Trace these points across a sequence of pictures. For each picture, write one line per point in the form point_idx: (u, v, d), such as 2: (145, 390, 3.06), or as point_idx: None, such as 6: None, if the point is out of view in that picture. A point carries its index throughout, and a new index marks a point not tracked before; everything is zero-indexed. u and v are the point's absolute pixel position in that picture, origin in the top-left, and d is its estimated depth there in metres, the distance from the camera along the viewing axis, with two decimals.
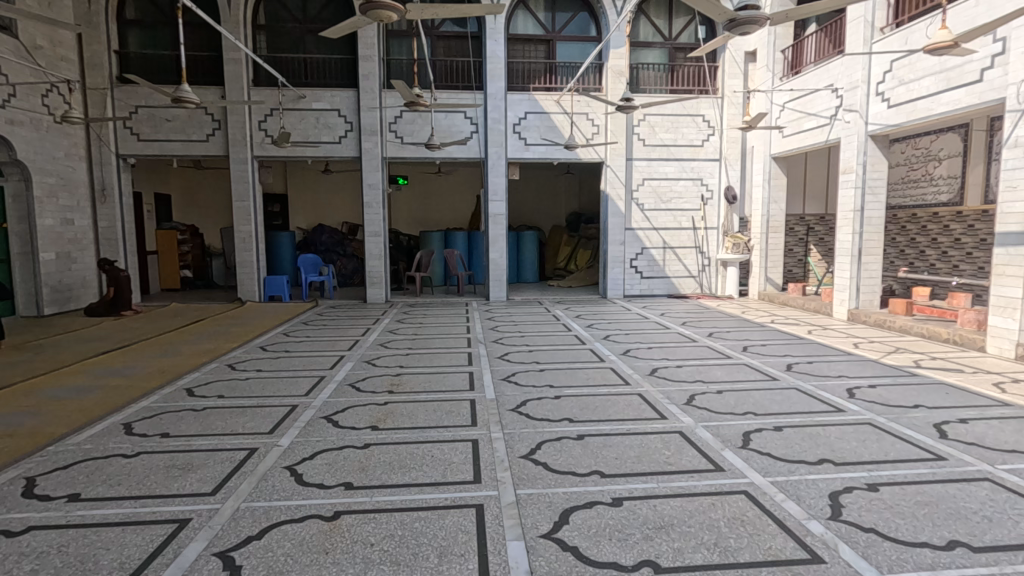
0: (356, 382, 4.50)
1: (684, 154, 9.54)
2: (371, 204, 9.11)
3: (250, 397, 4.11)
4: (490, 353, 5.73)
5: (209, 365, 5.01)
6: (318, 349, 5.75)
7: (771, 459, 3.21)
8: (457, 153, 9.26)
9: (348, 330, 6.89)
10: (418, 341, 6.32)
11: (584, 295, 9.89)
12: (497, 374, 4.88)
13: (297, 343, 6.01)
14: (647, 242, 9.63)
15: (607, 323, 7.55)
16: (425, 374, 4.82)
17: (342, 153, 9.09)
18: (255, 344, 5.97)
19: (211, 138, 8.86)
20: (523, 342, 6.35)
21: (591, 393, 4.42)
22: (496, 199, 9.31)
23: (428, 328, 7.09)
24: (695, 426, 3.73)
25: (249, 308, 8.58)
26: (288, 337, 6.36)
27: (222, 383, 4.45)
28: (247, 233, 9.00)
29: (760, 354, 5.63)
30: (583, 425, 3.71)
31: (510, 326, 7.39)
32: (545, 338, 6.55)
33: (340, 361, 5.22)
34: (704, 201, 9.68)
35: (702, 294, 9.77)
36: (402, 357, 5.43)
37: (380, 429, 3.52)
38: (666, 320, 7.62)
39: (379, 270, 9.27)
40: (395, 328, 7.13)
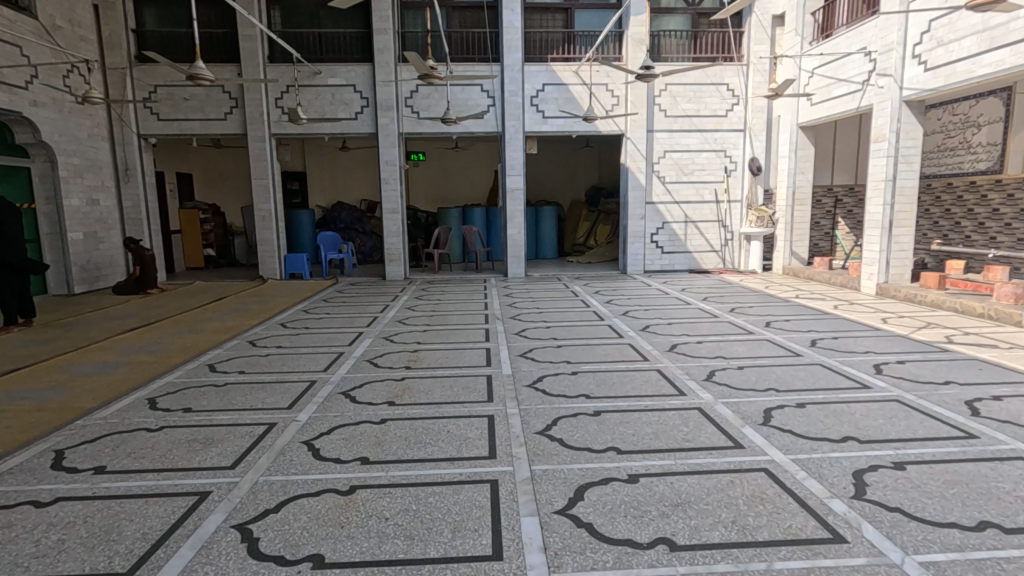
0: (374, 358, 4.49)
1: (708, 125, 9.25)
2: (389, 181, 9.07)
3: (270, 372, 4.12)
4: (507, 330, 5.67)
5: (230, 342, 5.07)
6: (338, 326, 5.77)
7: (795, 437, 2.78)
8: (474, 128, 9.12)
9: (367, 307, 6.92)
10: (436, 318, 6.28)
11: (603, 271, 9.76)
12: (514, 351, 4.80)
13: (317, 320, 6.03)
14: (668, 217, 9.43)
15: (627, 298, 7.44)
16: (443, 351, 4.78)
17: (359, 130, 9.04)
18: (274, 321, 6.02)
19: (229, 116, 8.87)
20: (540, 318, 6.30)
21: (606, 369, 4.11)
22: (514, 174, 9.17)
23: (446, 305, 7.06)
24: (715, 403, 3.29)
25: (270, 286, 8.67)
26: (308, 315, 6.34)
27: (243, 359, 4.48)
28: (267, 211, 9.05)
29: (785, 329, 5.35)
30: (601, 401, 3.38)
31: (528, 302, 7.33)
32: (563, 314, 6.49)
33: (359, 338, 5.21)
34: (728, 173, 9.39)
35: (724, 269, 9.57)
36: (420, 334, 5.40)
37: (397, 404, 3.41)
38: (686, 296, 7.49)
39: (397, 247, 9.27)
40: (413, 305, 7.07)
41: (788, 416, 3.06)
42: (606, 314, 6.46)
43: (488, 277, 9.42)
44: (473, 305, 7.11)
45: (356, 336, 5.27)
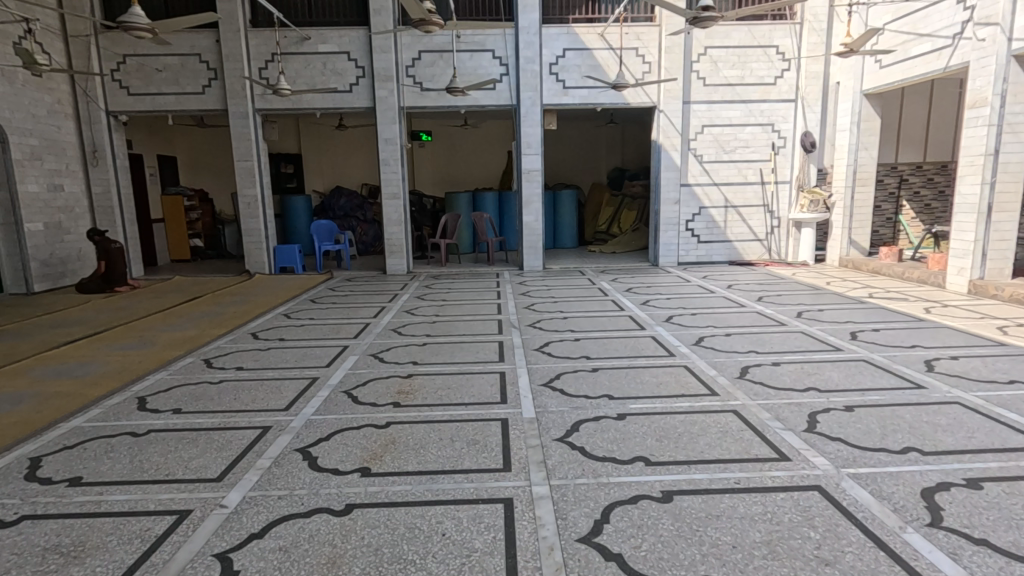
0: (354, 390, 3.87)
1: (753, 95, 8.04)
2: (388, 162, 8.02)
3: (213, 415, 3.38)
4: (527, 355, 4.77)
5: (181, 363, 4.15)
6: (320, 334, 5.04)
7: (999, 556, 2.21)
8: (485, 101, 8.00)
9: (360, 310, 5.97)
10: (442, 325, 5.61)
11: (632, 263, 8.70)
12: (539, 405, 3.75)
13: (300, 326, 5.26)
14: (705, 200, 8.27)
15: (665, 303, 6.40)
16: (442, 377, 4.21)
17: (354, 104, 7.96)
18: (245, 329, 5.09)
19: (207, 89, 7.84)
20: (566, 336, 5.29)
21: (663, 411, 3.68)
22: (531, 153, 8.08)
23: (456, 304, 6.40)
24: (838, 476, 2.85)
25: (259, 281, 7.80)
26: (289, 317, 5.57)
27: (190, 389, 3.73)
28: (252, 197, 8.05)
29: (875, 345, 4.78)
30: (666, 472, 2.91)
31: (549, 306, 6.34)
32: (592, 331, 5.47)
33: (341, 356, 4.52)
34: (775, 150, 8.19)
35: (770, 261, 8.38)
36: (416, 351, 4.77)
37: (371, 475, 2.81)
38: (735, 298, 6.44)
39: (399, 236, 8.23)
40: (417, 304, 6.38)
41: (963, 508, 2.54)
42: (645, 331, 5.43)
43: (502, 270, 8.37)
44: (485, 305, 6.40)
45: (337, 353, 4.58)
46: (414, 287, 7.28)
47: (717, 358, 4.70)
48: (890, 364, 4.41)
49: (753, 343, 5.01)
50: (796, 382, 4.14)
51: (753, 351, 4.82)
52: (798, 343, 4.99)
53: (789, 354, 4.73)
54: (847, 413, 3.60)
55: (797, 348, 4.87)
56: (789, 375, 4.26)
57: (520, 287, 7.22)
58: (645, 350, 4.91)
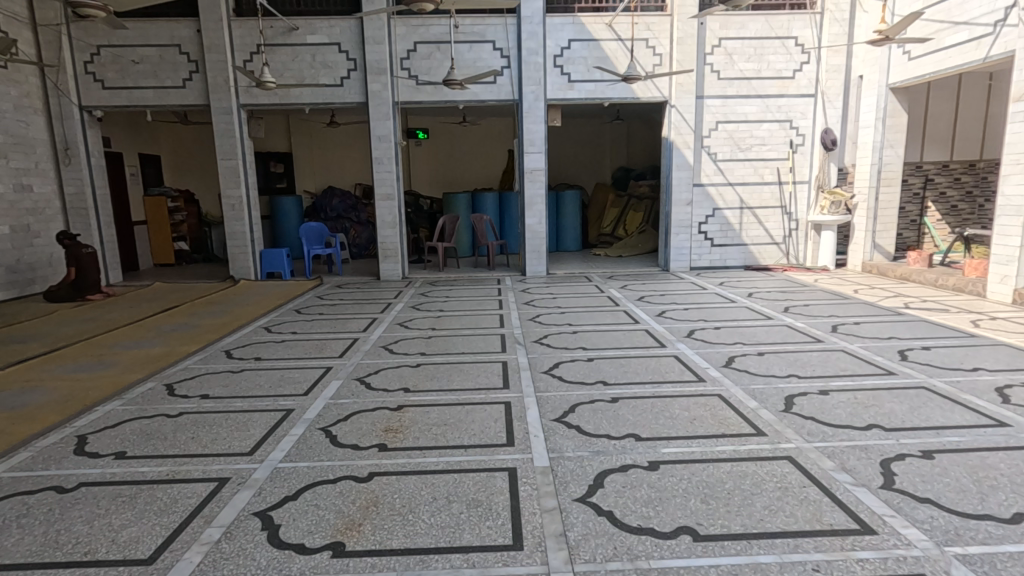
0: (332, 430, 3.37)
1: (770, 89, 7.55)
2: (382, 160, 7.52)
3: (164, 463, 2.91)
4: (534, 380, 4.26)
5: (139, 393, 3.69)
6: (301, 353, 4.58)
7: None
8: (485, 96, 7.51)
9: (349, 324, 5.47)
10: (438, 341, 5.12)
11: (641, 268, 8.22)
12: (554, 449, 3.25)
13: (281, 342, 4.81)
14: (719, 201, 7.79)
15: (682, 316, 5.92)
16: (438, 410, 3.71)
17: (345, 99, 7.46)
18: (217, 347, 4.60)
19: (188, 83, 7.32)
20: (577, 357, 4.80)
21: (703, 454, 3.20)
22: (534, 151, 7.59)
23: (455, 316, 5.92)
24: (943, 559, 2.27)
25: (245, 288, 7.33)
26: (269, 331, 5.12)
27: (142, 425, 3.28)
28: (237, 198, 7.53)
29: (930, 368, 4.32)
30: (726, 552, 2.35)
31: (557, 319, 5.84)
32: (604, 349, 4.99)
33: (323, 383, 4.05)
34: (793, 148, 7.69)
35: (788, 266, 7.90)
36: (409, 376, 4.29)
37: (345, 556, 2.27)
38: (760, 311, 5.96)
39: (393, 240, 7.72)
40: (412, 315, 5.90)
41: None
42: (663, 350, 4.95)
43: (503, 276, 7.86)
44: (487, 316, 5.92)
45: (317, 378, 4.12)
46: (411, 295, 6.79)
47: (750, 385, 4.18)
48: (955, 394, 3.89)
49: (787, 366, 4.52)
50: (854, 418, 3.61)
51: (787, 373, 4.34)
52: (838, 366, 4.48)
53: (829, 378, 4.24)
54: (925, 459, 3.08)
55: (839, 372, 4.35)
56: (843, 409, 3.72)
57: (524, 296, 6.72)
58: (668, 374, 4.42)
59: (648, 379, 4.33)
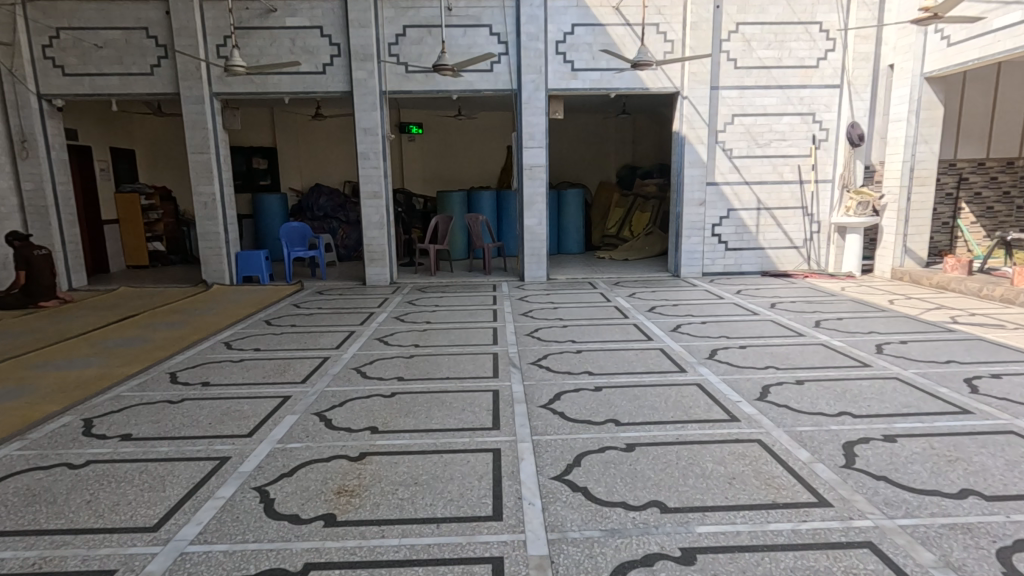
0: (270, 495, 2.74)
1: (792, 79, 6.94)
2: (368, 155, 6.90)
3: (39, 542, 2.36)
4: (529, 420, 3.63)
5: (45, 438, 3.16)
6: (255, 382, 4.03)
7: None
8: (481, 85, 6.89)
9: (318, 342, 4.88)
10: (419, 364, 4.50)
11: (649, 273, 7.60)
12: (552, 522, 2.56)
13: (237, 366, 4.27)
14: (735, 201, 7.17)
15: (699, 331, 5.29)
16: (408, 463, 3.07)
17: (328, 89, 6.85)
18: (159, 372, 4.05)
19: (156, 69, 6.71)
20: (582, 384, 4.16)
21: (756, 529, 2.51)
22: (533, 146, 6.97)
23: (443, 330, 5.29)
24: None
25: (218, 292, 6.74)
26: (226, 351, 4.57)
27: (32, 484, 2.76)
28: (209, 196, 6.92)
29: (1007, 402, 3.67)
30: None
31: (559, 335, 5.22)
32: (613, 374, 4.37)
33: (272, 422, 3.47)
34: (816, 143, 7.09)
35: (809, 271, 7.27)
36: (381, 412, 3.66)
37: None
38: (787, 326, 5.33)
39: (380, 242, 7.10)
40: (394, 328, 5.28)
41: None
42: (681, 376, 4.33)
43: (500, 281, 7.26)
44: (478, 331, 5.29)
45: (266, 417, 3.54)
46: (397, 302, 6.18)
47: (792, 423, 3.54)
48: None
49: (831, 398, 3.88)
50: (938, 477, 2.89)
51: (828, 403, 3.71)
52: (894, 401, 3.79)
53: (879, 410, 3.60)
54: None
55: (896, 409, 3.67)
56: (921, 464, 3.02)
57: (522, 306, 6.09)
58: (692, 409, 3.78)
59: (667, 413, 3.71)
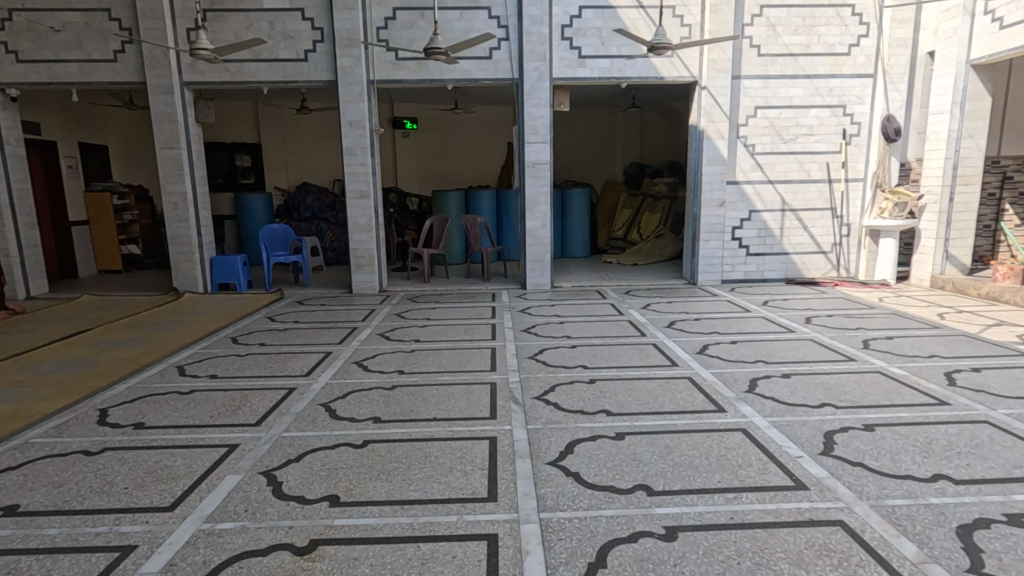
0: None
1: (821, 68, 6.31)
2: (354, 150, 6.27)
3: None
4: (538, 487, 2.68)
5: None
6: (199, 424, 3.16)
7: None
8: (478, 74, 6.26)
9: (289, 365, 4.04)
10: (401, 398, 3.62)
11: (663, 279, 6.95)
12: None
13: (182, 400, 3.42)
14: (758, 202, 6.54)
15: (725, 348, 4.64)
16: (372, 558, 2.15)
17: (310, 78, 6.21)
18: (89, 409, 3.26)
19: (120, 55, 6.07)
20: (599, 433, 3.25)
21: None
22: (536, 141, 6.34)
23: (434, 354, 4.42)
24: None
25: (189, 302, 6.11)
26: (173, 379, 3.74)
27: None
28: (180, 195, 6.29)
29: None
30: None
31: (568, 361, 4.38)
32: (636, 414, 3.52)
33: (212, 480, 2.63)
34: (847, 138, 6.46)
35: (839, 279, 6.63)
36: (346, 469, 2.77)
37: None
38: (833, 350, 4.54)
39: (368, 246, 6.46)
40: (376, 351, 4.41)
41: None
42: (721, 419, 3.45)
43: (499, 289, 6.62)
44: (476, 356, 4.42)
45: (206, 471, 2.70)
46: (384, 318, 5.36)
47: (879, 496, 2.63)
48: None
49: (917, 453, 3.02)
50: None
51: (907, 454, 3.00)
52: (1002, 459, 2.92)
53: (970, 461, 2.91)
54: None
55: (1009, 473, 2.79)
56: None
57: (524, 321, 5.34)
58: (742, 469, 2.88)
59: (705, 462, 2.93)
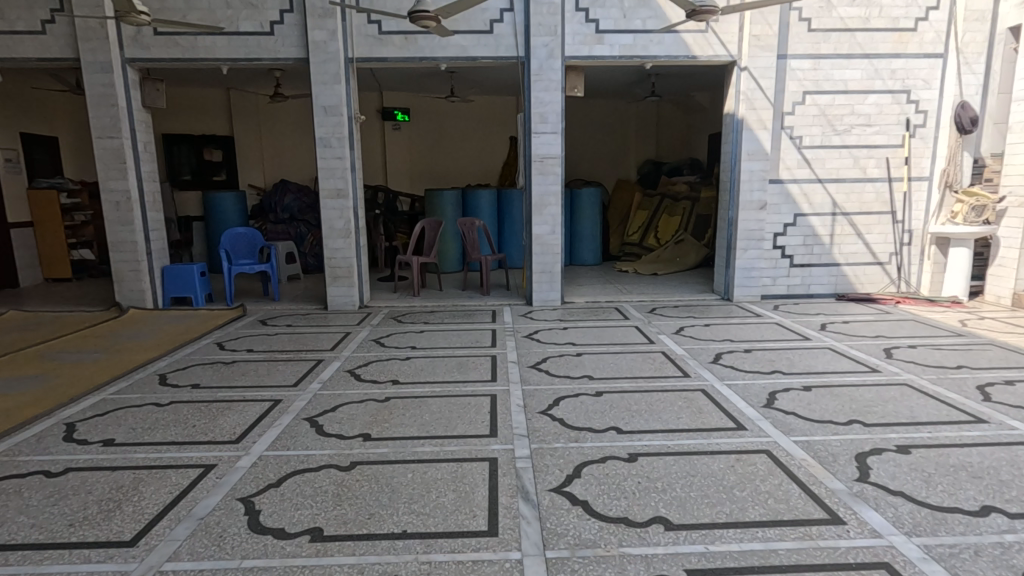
0: None
1: (882, 45, 5.34)
2: (329, 141, 5.29)
3: None
4: None
5: None
6: (40, 544, 1.89)
7: None
8: (477, 51, 5.28)
9: (218, 424, 2.82)
10: (364, 479, 2.30)
11: (691, 294, 5.97)
12: None
13: (37, 493, 2.17)
14: (804, 204, 5.58)
15: (795, 381, 3.40)
16: None
17: (277, 55, 5.22)
18: None
19: (48, 26, 5.07)
20: (658, 515, 2.05)
21: None
22: (545, 131, 5.36)
23: (420, 397, 3.14)
24: None
25: (133, 320, 5.12)
26: (41, 453, 2.51)
27: None
28: (122, 193, 5.29)
29: None
30: None
31: (590, 394, 3.18)
32: (698, 482, 2.27)
33: None
34: (911, 130, 5.49)
35: (899, 295, 5.65)
36: None
37: None
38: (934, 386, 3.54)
39: (346, 254, 5.48)
40: (343, 399, 3.14)
41: None
42: (833, 494, 2.19)
43: (500, 305, 5.64)
44: (471, 394, 3.19)
45: None
46: (356, 348, 4.16)
47: None
48: None
49: None
50: None
51: None
52: None
53: None
54: None
55: None
56: None
57: (527, 345, 4.15)
58: None
59: None
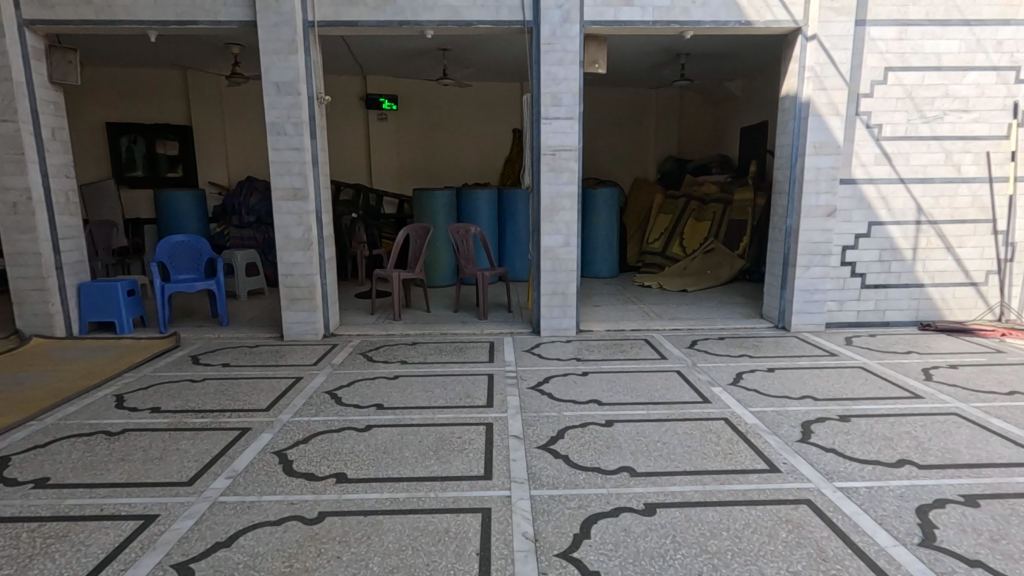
0: None
1: (987, 9, 4.21)
2: (283, 127, 4.17)
3: None
4: None
5: None
6: None
7: None
8: (471, 13, 4.15)
9: None
10: None
11: (737, 320, 4.82)
12: None
13: None
14: (882, 209, 4.44)
15: (944, 484, 2.19)
16: None
17: (216, 17, 4.10)
18: None
19: None
20: None
21: None
22: (558, 115, 4.24)
23: (371, 515, 2.01)
24: None
25: (28, 355, 3.97)
26: None
27: None
28: (21, 192, 4.16)
29: None
30: None
31: (637, 513, 2.01)
32: None
33: None
34: (1019, 116, 4.35)
35: (1001, 324, 4.50)
36: None
37: None
38: None
39: (305, 271, 4.35)
40: (249, 520, 2.00)
41: None
42: None
43: (499, 334, 4.51)
44: (450, 508, 2.06)
45: None
46: (300, 408, 3.01)
47: None
48: None
49: None
50: None
51: None
52: None
53: None
54: None
55: None
56: None
57: (535, 404, 3.01)
58: None
59: None
